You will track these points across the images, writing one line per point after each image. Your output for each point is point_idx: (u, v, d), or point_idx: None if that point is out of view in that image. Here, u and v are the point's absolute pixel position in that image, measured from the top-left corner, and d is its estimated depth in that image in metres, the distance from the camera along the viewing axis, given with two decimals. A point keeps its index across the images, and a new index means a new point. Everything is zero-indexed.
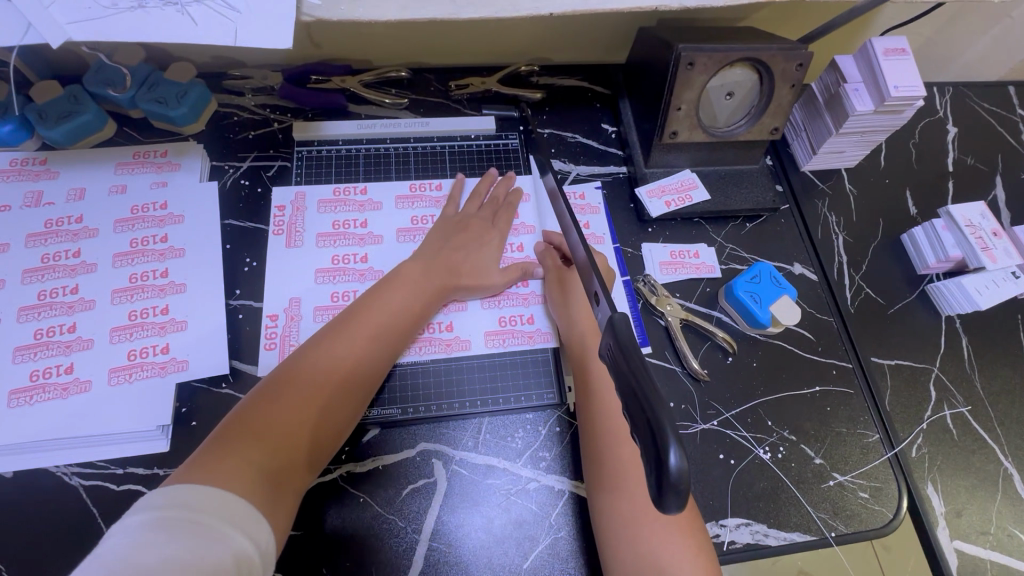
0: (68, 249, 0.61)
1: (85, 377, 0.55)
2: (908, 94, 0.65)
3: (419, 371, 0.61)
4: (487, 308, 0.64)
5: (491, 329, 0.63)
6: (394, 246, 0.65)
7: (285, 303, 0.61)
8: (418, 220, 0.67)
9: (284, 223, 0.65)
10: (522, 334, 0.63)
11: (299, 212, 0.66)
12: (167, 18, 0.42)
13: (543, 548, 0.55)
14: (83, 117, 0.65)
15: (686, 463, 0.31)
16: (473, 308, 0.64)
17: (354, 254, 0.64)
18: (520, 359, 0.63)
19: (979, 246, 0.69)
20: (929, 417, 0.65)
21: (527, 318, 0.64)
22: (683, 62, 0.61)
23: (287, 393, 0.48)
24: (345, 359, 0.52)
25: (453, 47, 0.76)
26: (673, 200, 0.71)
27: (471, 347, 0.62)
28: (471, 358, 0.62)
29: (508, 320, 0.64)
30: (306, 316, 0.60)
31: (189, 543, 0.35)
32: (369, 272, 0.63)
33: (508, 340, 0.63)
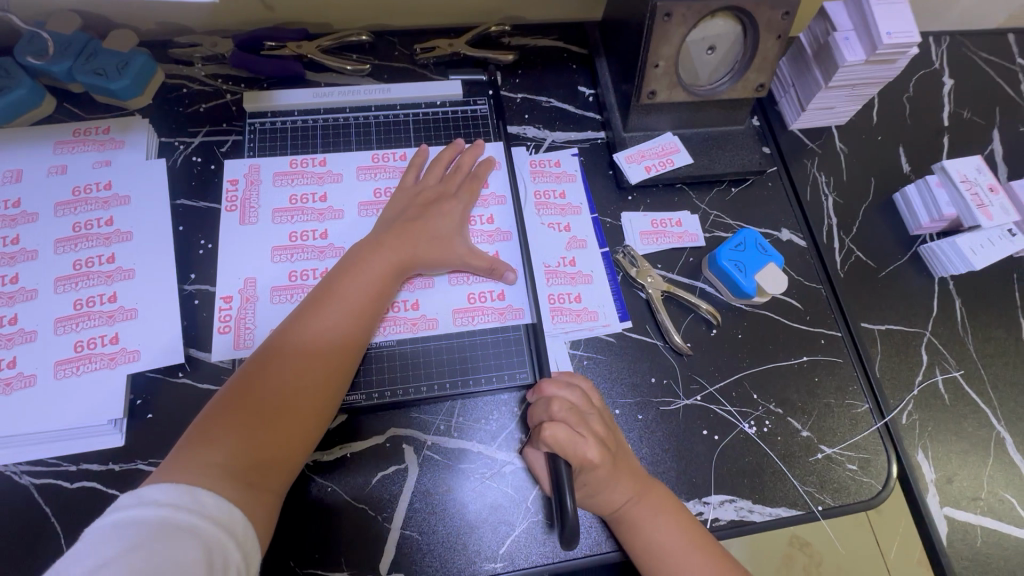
0: (6, 236, 0.56)
1: (29, 371, 0.52)
2: (902, 41, 0.60)
3: (384, 353, 0.58)
4: (456, 286, 0.61)
5: (460, 308, 0.60)
6: (357, 223, 0.61)
7: (239, 284, 0.57)
8: (382, 194, 0.63)
9: (238, 200, 0.61)
10: (492, 312, 0.60)
11: (254, 189, 0.61)
12: None
13: (520, 532, 0.53)
14: (16, 93, 0.60)
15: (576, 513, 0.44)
16: (441, 285, 0.61)
17: (314, 232, 0.60)
18: (490, 338, 0.60)
19: (974, 203, 0.66)
20: (920, 384, 0.63)
21: (498, 294, 0.61)
22: (659, 13, 0.57)
23: (250, 392, 0.47)
24: (306, 353, 0.49)
25: (417, 6, 0.71)
26: (653, 165, 0.67)
27: (438, 326, 0.59)
28: (439, 338, 0.59)
29: (478, 296, 0.61)
30: (263, 297, 0.57)
31: (158, 533, 0.37)
32: (329, 249, 0.60)
33: (478, 317, 0.60)
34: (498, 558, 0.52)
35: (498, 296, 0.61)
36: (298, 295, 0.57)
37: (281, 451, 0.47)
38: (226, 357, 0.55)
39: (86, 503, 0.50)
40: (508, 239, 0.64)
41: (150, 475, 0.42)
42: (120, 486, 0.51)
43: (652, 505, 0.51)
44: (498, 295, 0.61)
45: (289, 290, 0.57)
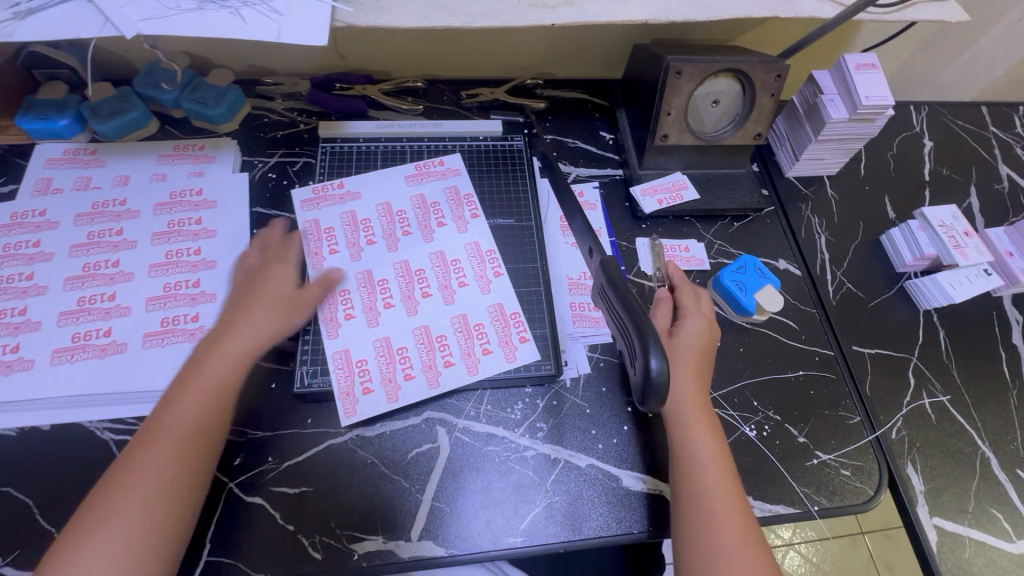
0: (112, 228, 0.66)
1: (121, 339, 0.60)
2: (878, 103, 0.71)
3: (400, 356, 0.62)
4: (486, 292, 0.67)
5: (491, 309, 0.66)
6: (418, 226, 0.70)
7: (319, 242, 0.68)
8: (438, 203, 0.72)
9: (327, 195, 0.71)
10: (511, 320, 0.65)
11: (349, 186, 0.72)
12: (221, 18, 0.51)
13: (539, 510, 0.58)
14: (132, 114, 0.72)
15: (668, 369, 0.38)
16: (472, 289, 0.67)
17: (390, 228, 0.70)
18: (499, 350, 0.63)
19: (951, 244, 0.74)
20: (908, 403, 0.69)
21: (512, 320, 0.65)
22: (672, 71, 0.68)
23: (135, 466, 0.49)
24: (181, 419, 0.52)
25: (467, 60, 0.84)
26: (665, 198, 0.77)
27: (451, 333, 0.64)
28: (447, 351, 0.63)
29: (476, 327, 0.64)
30: (342, 256, 0.67)
31: None
32: (391, 242, 0.69)
33: (475, 340, 0.64)
34: (518, 533, 0.57)
35: (516, 312, 0.65)
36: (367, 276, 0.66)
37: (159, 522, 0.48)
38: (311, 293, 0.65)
39: None
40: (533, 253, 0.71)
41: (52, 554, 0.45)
42: None
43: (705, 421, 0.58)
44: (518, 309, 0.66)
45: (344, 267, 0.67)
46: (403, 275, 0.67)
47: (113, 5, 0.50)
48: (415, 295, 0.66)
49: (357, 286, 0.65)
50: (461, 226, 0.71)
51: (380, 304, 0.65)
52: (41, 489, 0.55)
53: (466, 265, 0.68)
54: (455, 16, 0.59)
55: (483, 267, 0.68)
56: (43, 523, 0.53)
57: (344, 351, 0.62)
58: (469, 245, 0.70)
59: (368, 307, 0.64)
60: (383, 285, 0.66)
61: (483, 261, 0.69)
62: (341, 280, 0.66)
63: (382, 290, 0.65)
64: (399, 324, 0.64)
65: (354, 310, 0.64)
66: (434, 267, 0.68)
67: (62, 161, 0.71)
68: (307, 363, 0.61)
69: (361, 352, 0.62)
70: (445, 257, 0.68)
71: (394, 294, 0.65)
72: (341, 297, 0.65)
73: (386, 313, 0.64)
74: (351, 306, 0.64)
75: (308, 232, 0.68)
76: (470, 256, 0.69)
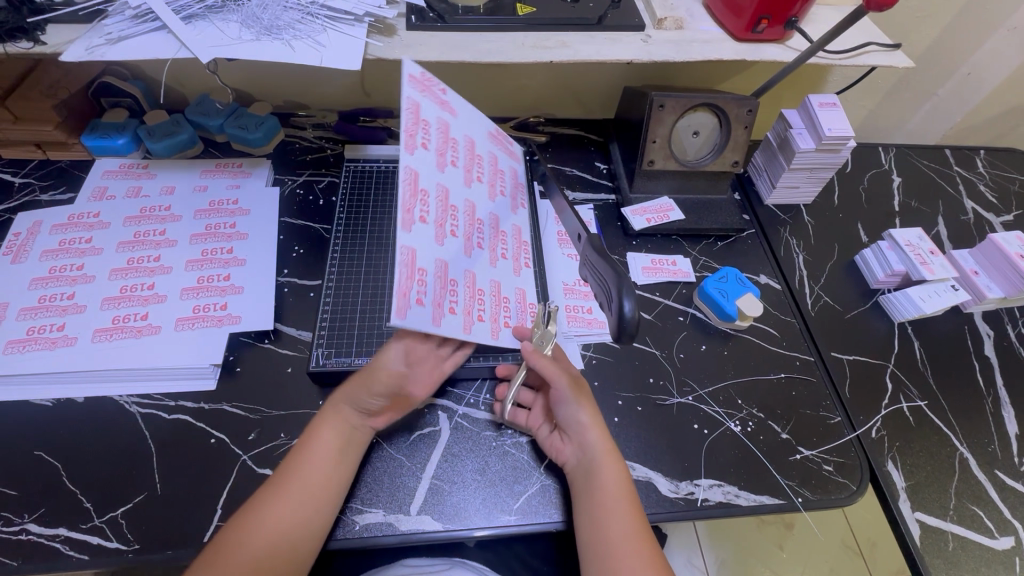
0: (156, 229, 0.74)
1: (156, 323, 0.66)
2: (840, 134, 0.79)
3: (420, 276, 0.53)
4: (517, 274, 0.70)
5: (517, 293, 0.69)
6: (487, 182, 0.69)
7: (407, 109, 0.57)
8: (502, 176, 0.74)
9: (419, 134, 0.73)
10: (529, 308, 0.69)
11: (450, 101, 0.64)
12: (275, 47, 0.62)
13: (534, 490, 0.61)
14: (182, 136, 0.82)
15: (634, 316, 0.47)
16: (482, 260, 0.65)
17: (468, 166, 0.66)
18: (490, 323, 0.62)
19: (919, 260, 0.80)
20: (887, 407, 0.72)
21: (506, 310, 0.66)
22: (655, 104, 0.78)
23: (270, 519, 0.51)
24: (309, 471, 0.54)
25: (477, 99, 0.95)
26: (653, 217, 0.85)
27: (461, 283, 0.60)
28: (482, 307, 0.62)
29: (478, 292, 0.63)
30: (428, 156, 0.58)
31: None
32: (466, 178, 0.65)
33: (474, 300, 0.61)
34: (513, 512, 0.60)
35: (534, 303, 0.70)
36: (449, 209, 0.60)
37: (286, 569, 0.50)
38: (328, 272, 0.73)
39: (180, 430, 0.61)
40: (528, 252, 0.73)
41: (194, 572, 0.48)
42: (208, 421, 0.62)
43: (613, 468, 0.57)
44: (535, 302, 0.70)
45: (427, 168, 0.58)
46: (467, 215, 0.63)
47: (187, 34, 0.61)
48: (473, 239, 0.64)
49: (433, 194, 0.57)
50: (513, 207, 0.75)
51: (448, 229, 0.59)
52: (70, 453, 0.59)
53: (509, 243, 0.71)
54: (469, 52, 0.69)
55: (519, 253, 0.72)
56: (69, 484, 0.57)
57: (411, 249, 0.52)
58: (514, 227, 0.73)
59: (439, 222, 0.57)
60: (454, 212, 0.60)
61: (519, 246, 0.72)
62: (424, 178, 0.56)
63: (452, 217, 0.60)
64: (454, 255, 0.60)
65: (429, 216, 0.56)
66: (488, 227, 0.68)
67: (117, 173, 0.80)
68: (322, 346, 0.66)
69: (424, 259, 0.54)
70: (496, 224, 0.70)
71: (459, 226, 0.61)
72: (420, 196, 0.56)
73: (449, 239, 0.59)
74: (427, 211, 0.56)
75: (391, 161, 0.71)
76: (512, 238, 0.72)
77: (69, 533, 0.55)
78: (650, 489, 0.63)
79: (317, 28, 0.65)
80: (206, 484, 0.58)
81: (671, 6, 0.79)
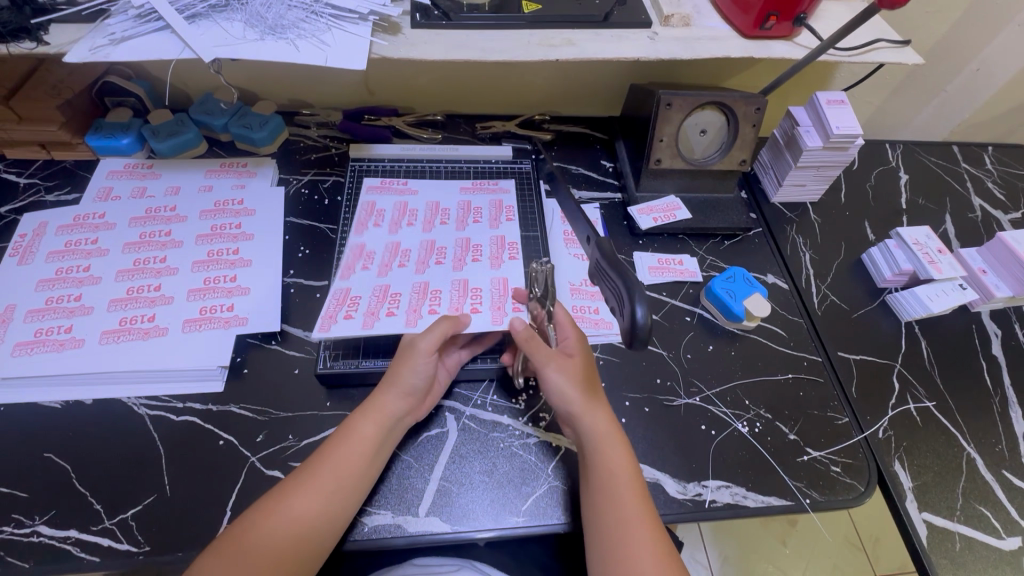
0: (162, 229, 0.74)
1: (163, 324, 0.66)
2: (849, 133, 0.78)
3: (391, 297, 0.67)
4: (494, 268, 0.72)
5: (495, 281, 0.70)
6: (456, 219, 0.78)
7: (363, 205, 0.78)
8: (480, 209, 0.80)
9: (391, 187, 0.81)
10: (509, 292, 0.69)
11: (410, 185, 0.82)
12: (279, 47, 0.61)
13: (542, 492, 0.61)
14: (186, 135, 0.82)
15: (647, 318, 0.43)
16: (446, 268, 0.71)
17: (429, 218, 0.78)
18: (446, 311, 0.66)
19: (926, 259, 0.79)
20: (894, 407, 0.72)
21: (476, 299, 0.68)
22: (662, 103, 0.77)
23: (309, 485, 0.53)
24: (357, 460, 0.56)
25: (482, 97, 0.95)
26: (660, 216, 0.84)
27: (406, 293, 0.68)
28: (436, 302, 0.67)
29: (433, 295, 0.68)
30: (381, 228, 0.76)
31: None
32: (426, 227, 0.77)
33: (427, 301, 0.67)
34: (521, 513, 0.60)
35: (516, 287, 0.69)
36: (399, 254, 0.73)
37: (312, 544, 0.52)
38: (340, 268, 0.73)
39: (188, 432, 0.62)
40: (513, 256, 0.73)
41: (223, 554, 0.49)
42: (216, 423, 0.62)
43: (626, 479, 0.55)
44: (519, 285, 0.70)
45: (378, 236, 0.75)
46: (425, 249, 0.74)
47: (191, 34, 0.60)
48: (428, 262, 0.72)
49: (382, 250, 0.73)
50: (494, 223, 0.78)
51: (395, 263, 0.72)
52: (80, 456, 0.59)
53: (485, 249, 0.74)
54: (474, 51, 0.69)
55: (500, 252, 0.74)
56: (78, 487, 0.57)
57: (345, 288, 0.68)
58: (493, 238, 0.76)
59: (384, 265, 0.71)
60: (405, 251, 0.73)
61: (502, 249, 0.74)
62: (371, 243, 0.74)
63: (401, 257, 0.72)
64: (402, 278, 0.70)
65: (371, 264, 0.71)
66: (455, 248, 0.74)
67: (121, 173, 0.80)
68: (329, 348, 0.66)
69: (360, 291, 0.68)
70: (468, 243, 0.75)
71: (410, 257, 0.72)
72: (365, 256, 0.72)
73: (396, 270, 0.71)
74: (370, 262, 0.72)
75: (363, 208, 0.78)
76: (492, 244, 0.75)
77: (80, 535, 0.55)
78: (658, 490, 0.63)
79: (321, 27, 0.64)
80: (215, 486, 0.59)
81: (678, 3, 0.78)
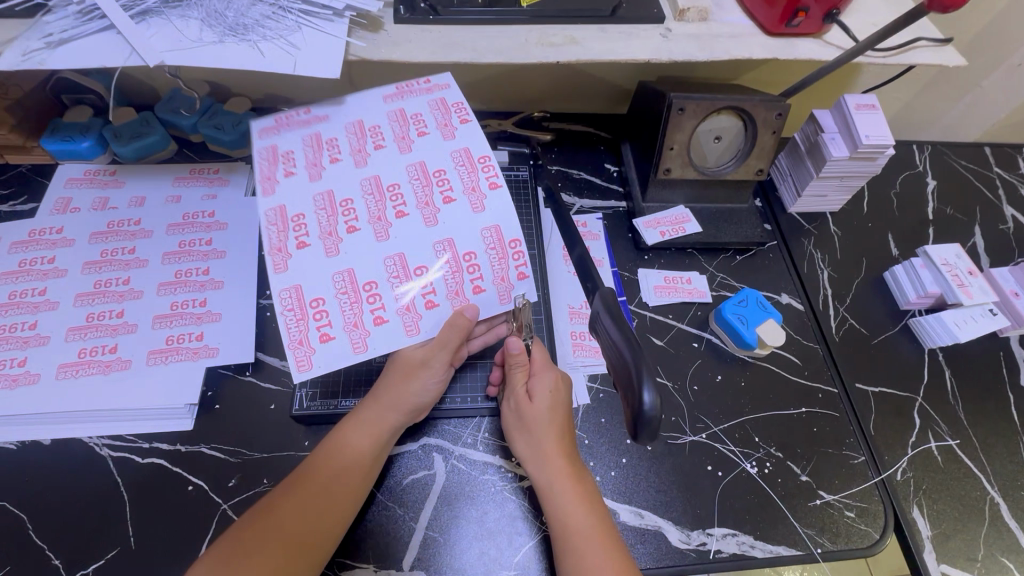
0: (125, 246, 0.68)
1: (126, 356, 0.61)
2: (878, 143, 0.71)
3: (367, 292, 0.54)
4: (478, 210, 0.57)
5: (486, 233, 0.57)
6: (393, 138, 0.60)
7: (262, 152, 0.57)
8: (419, 115, 0.61)
9: (292, 120, 0.60)
10: (509, 249, 0.56)
11: (316, 110, 0.61)
12: (241, 51, 0.54)
13: (534, 543, 0.57)
14: (152, 138, 0.74)
15: (657, 405, 0.40)
16: (414, 219, 0.57)
17: (359, 143, 0.59)
18: (447, 303, 0.55)
19: (956, 283, 0.74)
20: (914, 446, 0.67)
21: (472, 268, 0.56)
22: (674, 108, 0.69)
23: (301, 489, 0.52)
24: (351, 466, 0.55)
25: (476, 93, 0.87)
26: (667, 230, 0.78)
27: (382, 278, 0.55)
28: (427, 286, 0.55)
29: (414, 269, 0.55)
30: (301, 174, 0.57)
31: None
32: (360, 158, 0.59)
33: (414, 284, 0.55)
34: (511, 566, 0.56)
35: (515, 238, 0.57)
36: (341, 211, 0.56)
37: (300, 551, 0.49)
38: None
39: (154, 476, 0.57)
40: (495, 190, 0.58)
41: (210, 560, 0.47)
42: (184, 466, 0.58)
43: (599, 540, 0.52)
44: (514, 232, 0.57)
45: (300, 189, 0.56)
46: (373, 193, 0.57)
47: (139, 37, 0.53)
48: (387, 216, 0.57)
49: (315, 209, 0.56)
50: (446, 133, 0.60)
51: (342, 228, 0.56)
52: (38, 505, 0.55)
53: (451, 176, 0.58)
54: (465, 52, 0.61)
55: (472, 177, 0.58)
56: (36, 539, 0.53)
57: (294, 288, 0.53)
58: (455, 153, 0.59)
59: (327, 232, 0.55)
60: (347, 205, 0.56)
61: (474, 170, 0.59)
62: (295, 204, 0.56)
63: (346, 213, 0.56)
64: (365, 251, 0.55)
65: (309, 237, 0.55)
66: (411, 180, 0.58)
67: (81, 181, 0.73)
68: (307, 385, 0.62)
69: (317, 287, 0.53)
70: (426, 169, 0.59)
71: (360, 214, 0.56)
72: (292, 222, 0.55)
73: (348, 238, 0.55)
74: (305, 231, 0.55)
75: (264, 157, 0.57)
76: (459, 164, 0.59)
77: None
78: (660, 539, 0.59)
79: (290, 26, 0.57)
80: (181, 538, 0.54)
81: None
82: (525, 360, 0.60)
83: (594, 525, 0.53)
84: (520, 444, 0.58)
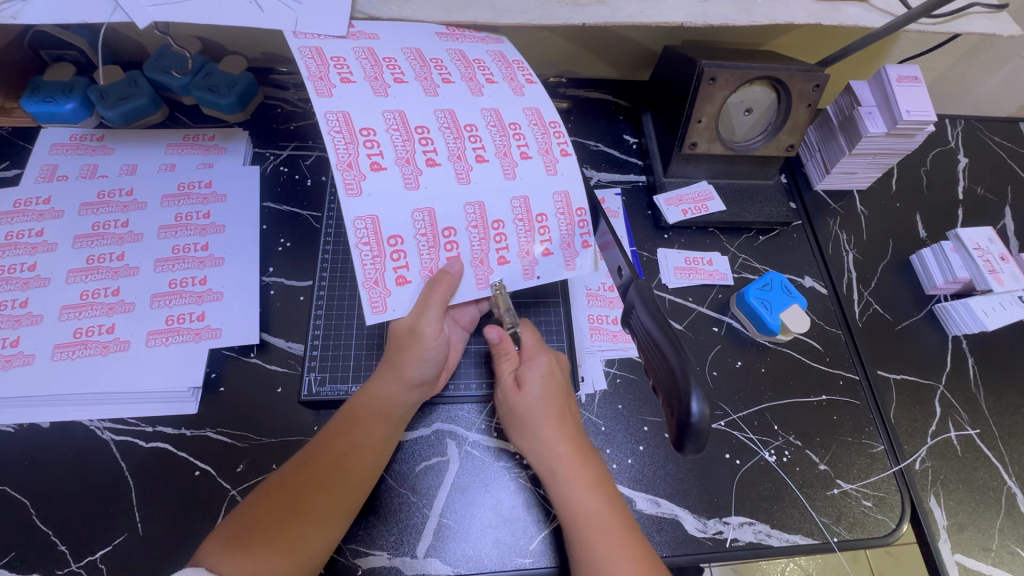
0: (117, 219, 0.64)
1: (125, 337, 0.59)
2: (920, 118, 0.67)
3: (445, 239, 0.51)
4: (551, 174, 0.53)
5: (557, 197, 0.53)
6: (461, 77, 0.55)
7: (305, 50, 0.51)
8: (481, 61, 0.57)
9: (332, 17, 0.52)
10: (576, 217, 0.53)
11: (365, 23, 0.54)
12: (236, 5, 0.49)
13: (550, 531, 0.56)
14: (139, 101, 0.68)
15: (705, 412, 0.39)
16: (493, 168, 0.52)
17: (424, 71, 0.54)
18: (517, 261, 0.53)
19: (987, 269, 0.71)
20: (934, 435, 0.66)
21: (543, 230, 0.53)
22: (706, 76, 0.64)
23: (315, 459, 0.51)
24: (365, 436, 0.53)
25: None
26: (690, 208, 0.74)
27: (463, 228, 0.51)
28: (502, 242, 0.52)
29: (493, 225, 0.52)
30: (361, 84, 0.51)
31: None
32: (428, 86, 0.53)
33: (489, 241, 0.52)
34: (527, 553, 0.55)
35: (583, 207, 0.53)
36: (415, 141, 0.51)
37: (311, 522, 0.48)
38: (324, 265, 0.64)
39: (157, 461, 0.55)
40: (568, 158, 0.54)
41: (228, 525, 0.48)
42: (189, 450, 0.56)
43: (603, 529, 0.50)
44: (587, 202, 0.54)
45: (366, 103, 0.50)
46: (449, 128, 0.52)
47: None
48: (467, 157, 0.52)
49: (387, 129, 0.50)
50: (516, 88, 0.56)
51: (420, 159, 0.51)
52: (40, 489, 0.53)
53: (526, 133, 0.54)
54: (482, 11, 0.56)
55: (547, 140, 0.54)
56: (40, 525, 0.52)
57: (372, 218, 0.48)
58: (527, 111, 0.55)
59: (405, 159, 0.50)
60: (423, 134, 0.51)
61: (547, 132, 0.55)
62: (362, 118, 0.50)
63: (422, 142, 0.51)
64: (445, 191, 0.51)
65: (384, 160, 0.49)
66: (487, 126, 0.53)
67: (66, 147, 0.68)
68: (314, 370, 0.59)
69: (393, 221, 0.49)
70: (501, 117, 0.54)
71: (439, 149, 0.51)
72: (362, 139, 0.49)
73: (428, 172, 0.51)
74: (380, 154, 0.49)
75: (310, 57, 0.51)
76: (531, 123, 0.55)
77: None
78: (676, 528, 0.58)
79: None
80: (189, 526, 0.53)
81: None
82: (509, 348, 0.59)
83: (606, 516, 0.51)
84: (516, 437, 0.57)
